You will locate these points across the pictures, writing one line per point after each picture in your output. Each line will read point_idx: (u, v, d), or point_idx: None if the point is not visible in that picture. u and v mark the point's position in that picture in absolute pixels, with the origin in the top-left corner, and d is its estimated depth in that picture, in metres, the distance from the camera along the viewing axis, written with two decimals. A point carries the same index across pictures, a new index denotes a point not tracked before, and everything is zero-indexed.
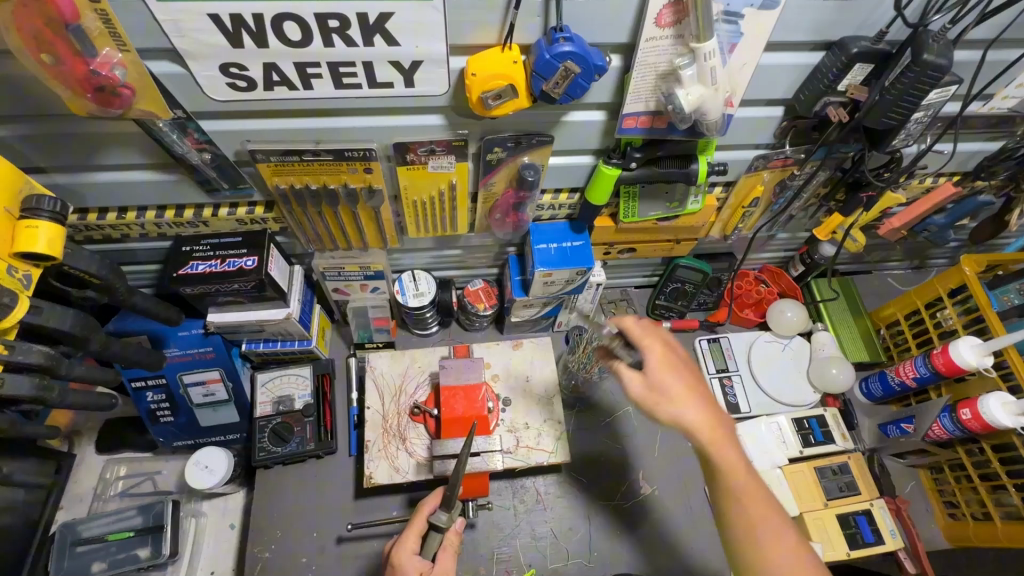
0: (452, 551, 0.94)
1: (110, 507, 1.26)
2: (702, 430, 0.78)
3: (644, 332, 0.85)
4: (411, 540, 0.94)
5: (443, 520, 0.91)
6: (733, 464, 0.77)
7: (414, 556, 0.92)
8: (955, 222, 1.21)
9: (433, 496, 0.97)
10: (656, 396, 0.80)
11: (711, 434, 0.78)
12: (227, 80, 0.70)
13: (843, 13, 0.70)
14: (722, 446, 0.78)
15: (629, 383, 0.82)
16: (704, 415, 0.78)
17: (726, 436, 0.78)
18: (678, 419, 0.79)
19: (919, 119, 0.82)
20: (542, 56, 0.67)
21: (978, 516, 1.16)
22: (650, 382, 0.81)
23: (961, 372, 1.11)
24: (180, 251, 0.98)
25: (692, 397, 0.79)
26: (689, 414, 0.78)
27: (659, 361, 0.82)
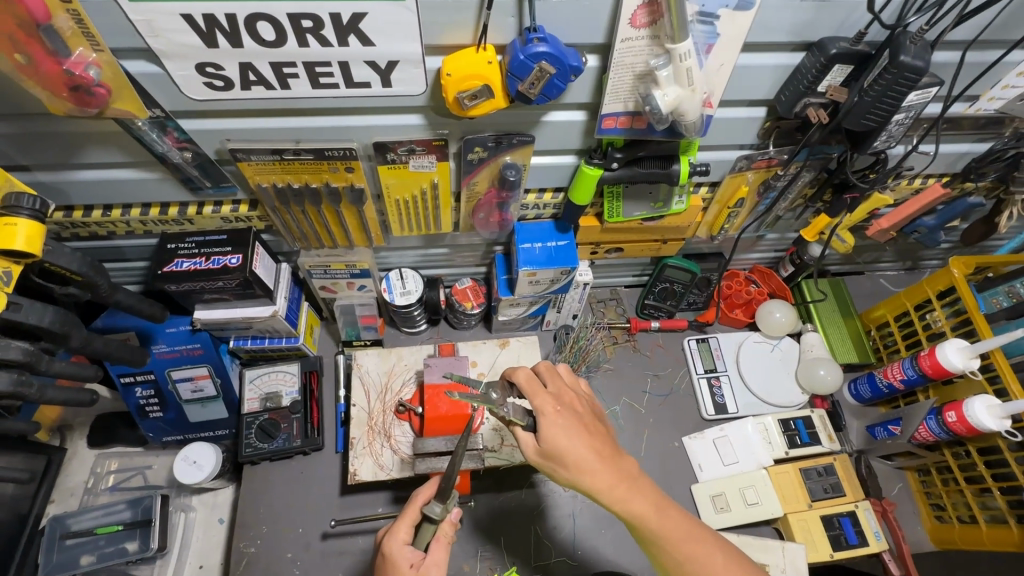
0: (446, 545, 0.87)
1: (101, 501, 1.28)
2: (606, 489, 0.77)
3: (535, 389, 0.82)
4: (403, 530, 0.87)
5: (437, 512, 0.84)
6: (643, 514, 0.78)
7: (405, 548, 0.86)
8: (946, 224, 1.20)
9: (430, 485, 0.90)
10: (556, 457, 0.78)
11: (612, 492, 0.78)
12: (204, 80, 0.70)
13: (821, 14, 0.70)
14: (627, 498, 0.78)
15: (528, 446, 0.81)
16: (600, 476, 0.77)
17: (630, 489, 0.78)
18: (578, 482, 0.78)
19: (901, 121, 0.81)
20: (517, 57, 0.67)
21: (965, 519, 1.16)
22: (544, 449, 0.79)
23: (948, 374, 1.11)
24: (165, 248, 0.98)
25: (586, 458, 0.78)
26: (586, 478, 0.77)
27: (555, 419, 0.79)
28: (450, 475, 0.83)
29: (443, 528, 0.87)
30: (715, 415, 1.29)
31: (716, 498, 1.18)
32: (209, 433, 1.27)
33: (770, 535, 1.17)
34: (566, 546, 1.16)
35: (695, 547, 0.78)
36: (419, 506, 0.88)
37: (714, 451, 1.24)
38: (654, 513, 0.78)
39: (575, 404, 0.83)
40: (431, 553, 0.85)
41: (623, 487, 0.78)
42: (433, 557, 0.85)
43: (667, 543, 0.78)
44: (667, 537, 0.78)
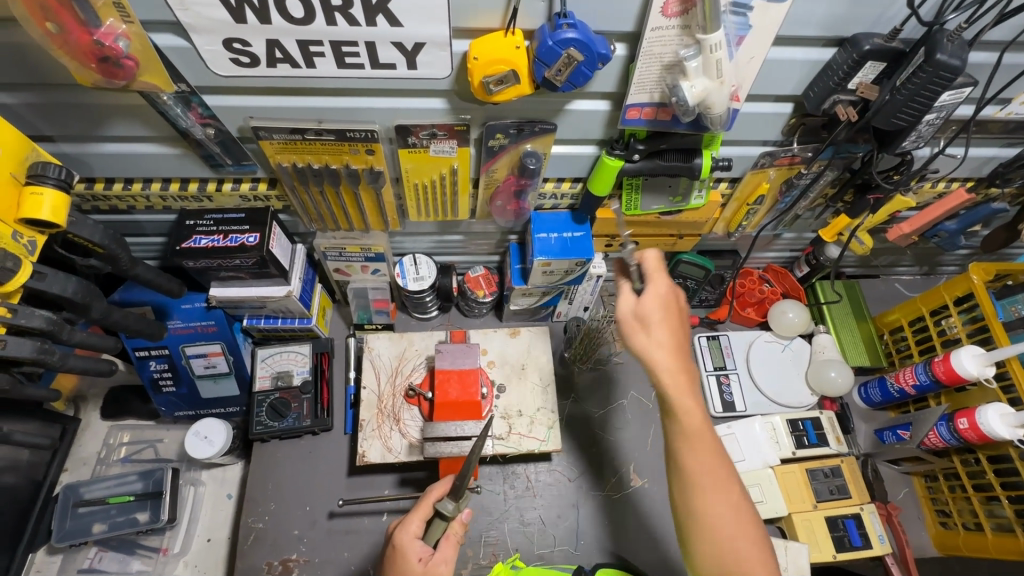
0: (454, 544, 0.87)
1: (113, 471, 1.30)
2: (668, 375, 0.78)
3: (655, 271, 0.86)
4: (415, 523, 0.87)
5: (449, 509, 0.85)
6: (690, 428, 0.77)
7: (416, 540, 0.86)
8: (967, 229, 1.17)
9: (444, 482, 0.91)
10: (642, 325, 0.82)
11: (675, 386, 0.78)
12: (230, 56, 0.70)
13: (855, 9, 0.68)
14: (682, 391, 0.78)
15: (621, 301, 0.85)
16: (671, 365, 0.79)
17: (685, 384, 0.78)
18: (648, 355, 0.81)
19: (931, 121, 0.80)
20: (545, 42, 0.66)
21: (970, 526, 1.15)
22: (637, 314, 0.83)
23: (962, 381, 1.10)
24: (184, 224, 0.99)
25: (670, 345, 0.80)
26: (659, 353, 0.80)
27: (657, 300, 0.84)
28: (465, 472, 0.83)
29: (453, 526, 0.87)
30: (724, 413, 1.29)
31: None
32: (220, 410, 1.28)
33: (773, 533, 1.18)
34: (569, 535, 1.17)
35: (720, 478, 0.75)
36: (433, 501, 0.89)
37: None
38: (700, 430, 0.77)
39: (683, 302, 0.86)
40: (440, 549, 0.86)
41: (682, 395, 0.77)
42: (440, 553, 0.85)
43: (698, 450, 0.76)
44: (699, 446, 0.76)
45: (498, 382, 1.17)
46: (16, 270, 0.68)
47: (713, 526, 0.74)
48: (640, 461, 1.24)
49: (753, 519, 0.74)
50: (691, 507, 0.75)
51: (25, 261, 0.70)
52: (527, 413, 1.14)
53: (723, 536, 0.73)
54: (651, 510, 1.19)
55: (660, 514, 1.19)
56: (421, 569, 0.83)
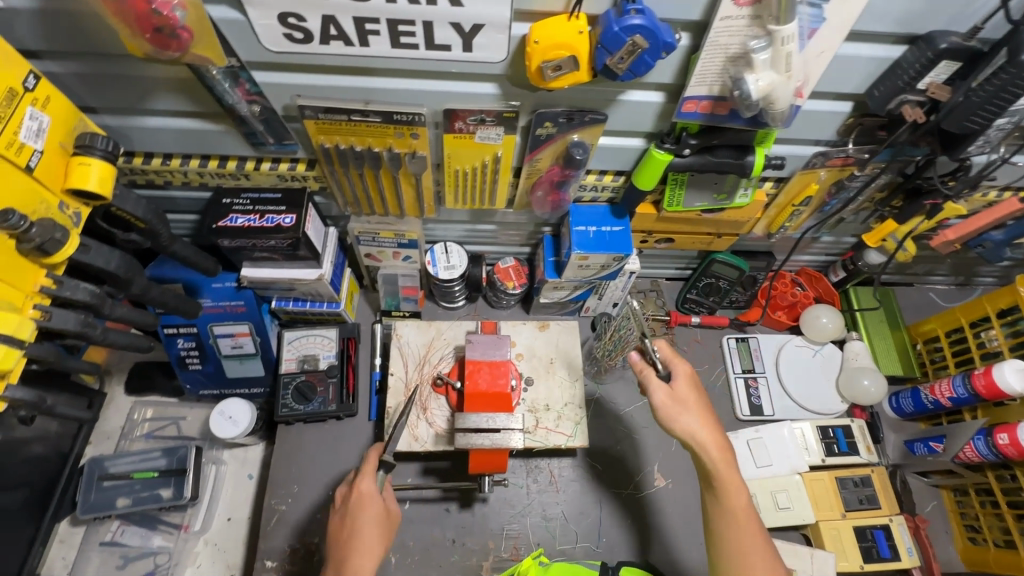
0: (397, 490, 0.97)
1: (136, 447, 1.30)
2: (714, 455, 0.83)
3: (674, 356, 0.90)
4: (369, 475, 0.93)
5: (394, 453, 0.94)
6: (735, 506, 0.82)
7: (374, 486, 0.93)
8: (1015, 240, 1.14)
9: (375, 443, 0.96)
10: (679, 407, 0.86)
11: (722, 464, 0.83)
12: (284, 30, 0.68)
13: (936, 5, 0.65)
14: (729, 469, 0.83)
15: (653, 389, 0.88)
16: (716, 443, 0.84)
17: (731, 463, 0.83)
18: (691, 439, 0.85)
19: (1001, 126, 0.76)
20: (610, 28, 0.64)
21: (1000, 543, 1.13)
22: (674, 399, 0.86)
23: (1003, 396, 1.07)
24: (220, 202, 0.98)
25: (709, 425, 0.85)
26: (701, 438, 0.84)
27: (689, 383, 0.88)
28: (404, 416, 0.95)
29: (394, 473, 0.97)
30: (751, 416, 1.27)
31: None
32: (245, 390, 1.28)
33: (797, 540, 1.16)
34: (591, 533, 1.16)
35: (762, 552, 0.80)
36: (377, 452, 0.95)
37: (746, 452, 1.20)
38: (745, 506, 0.82)
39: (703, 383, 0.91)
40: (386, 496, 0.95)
41: (730, 472, 0.83)
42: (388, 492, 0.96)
43: (743, 526, 0.82)
44: (738, 521, 0.82)
45: (526, 375, 1.15)
46: (64, 242, 0.67)
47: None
48: (664, 462, 1.23)
49: None
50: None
51: (71, 233, 0.69)
52: (555, 408, 1.13)
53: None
54: (675, 511, 1.18)
55: (683, 515, 1.18)
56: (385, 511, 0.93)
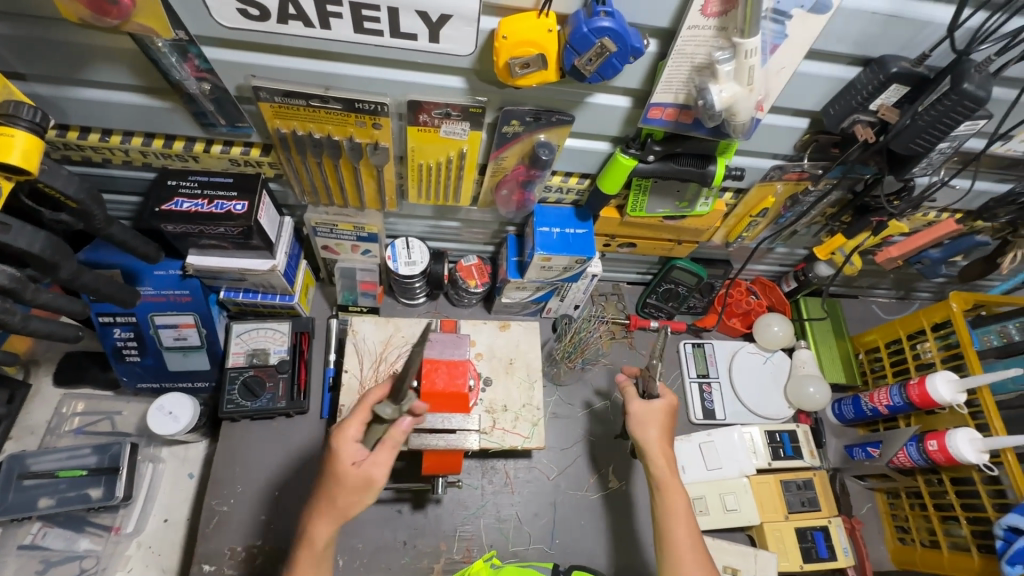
0: (391, 450, 0.84)
1: (63, 443, 1.21)
2: (661, 462, 0.95)
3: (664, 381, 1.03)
4: (352, 428, 0.86)
5: (388, 413, 0.83)
6: (674, 508, 0.91)
7: (353, 443, 0.86)
8: (949, 258, 1.21)
9: (378, 386, 0.88)
10: (645, 420, 0.99)
11: (669, 471, 0.95)
12: (238, 6, 0.64)
13: (889, 29, 0.68)
14: (667, 474, 0.94)
15: (630, 400, 1.03)
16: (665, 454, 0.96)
17: (671, 471, 0.94)
18: (646, 445, 0.97)
19: (943, 150, 0.81)
20: (579, 29, 0.63)
21: (926, 543, 1.20)
22: (645, 410, 1.00)
23: (934, 405, 1.13)
24: (164, 184, 0.92)
25: (666, 437, 0.98)
26: (655, 445, 0.97)
27: (666, 406, 1.00)
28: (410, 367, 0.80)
29: (395, 430, 0.83)
30: (703, 420, 1.31)
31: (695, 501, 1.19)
32: (187, 385, 1.21)
33: (743, 541, 1.20)
34: (545, 534, 1.16)
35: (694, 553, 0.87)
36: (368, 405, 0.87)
37: (698, 455, 1.23)
38: (683, 512, 0.91)
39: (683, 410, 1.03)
40: (375, 455, 0.84)
41: (672, 483, 0.93)
42: (375, 457, 0.83)
43: (682, 525, 0.90)
44: (675, 522, 0.90)
45: (485, 375, 1.14)
46: None
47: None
48: (620, 464, 1.23)
49: None
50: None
51: None
52: (513, 409, 1.12)
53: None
54: (627, 513, 1.19)
55: (635, 517, 1.19)
56: (354, 473, 0.83)
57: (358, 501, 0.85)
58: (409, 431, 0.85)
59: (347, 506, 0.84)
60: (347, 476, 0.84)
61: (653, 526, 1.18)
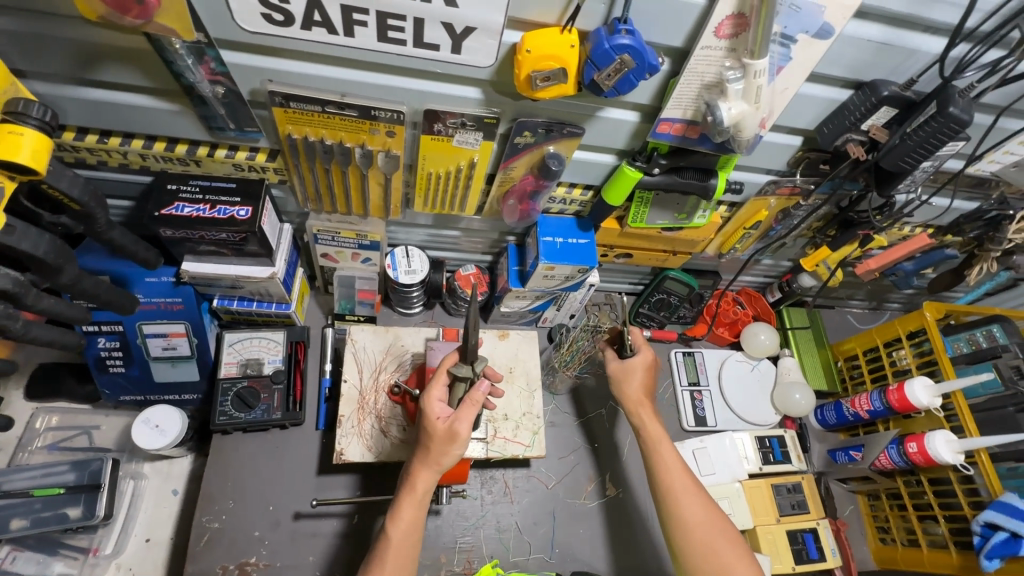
0: (475, 409, 0.86)
1: (36, 460, 1.15)
2: (640, 412, 1.05)
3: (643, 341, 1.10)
4: (434, 387, 0.88)
5: (464, 372, 0.87)
6: (652, 432, 1.02)
7: (435, 401, 0.88)
8: (921, 270, 1.29)
9: (451, 349, 0.92)
10: (624, 377, 1.08)
11: (647, 417, 1.05)
12: (263, 11, 0.64)
13: (881, 56, 0.73)
14: (642, 409, 1.05)
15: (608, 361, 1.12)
16: (644, 405, 1.06)
17: (645, 405, 1.06)
18: (626, 399, 1.07)
19: (925, 169, 0.87)
20: (601, 45, 0.66)
21: (906, 542, 1.25)
22: (621, 367, 1.09)
23: (913, 409, 1.20)
24: (164, 188, 0.90)
25: (642, 389, 1.07)
26: (633, 397, 1.07)
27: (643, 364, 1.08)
28: (469, 338, 0.83)
29: (474, 391, 0.87)
30: (696, 428, 1.34)
31: None
32: (174, 397, 1.16)
33: None
34: (545, 543, 1.16)
35: (685, 485, 0.96)
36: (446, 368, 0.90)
37: (692, 461, 1.27)
38: (668, 449, 1.00)
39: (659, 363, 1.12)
40: (459, 409, 0.86)
41: (654, 427, 1.03)
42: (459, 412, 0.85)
43: (671, 461, 0.99)
44: (662, 459, 0.99)
45: None
46: None
47: (690, 522, 0.93)
48: (616, 471, 1.25)
49: (714, 510, 0.93)
50: (675, 513, 0.94)
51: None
52: (514, 418, 1.12)
53: (696, 526, 0.92)
54: (624, 520, 1.20)
55: (632, 524, 1.20)
56: (442, 425, 0.84)
57: (448, 454, 0.85)
58: (488, 394, 0.89)
59: (439, 456, 0.86)
60: (435, 429, 0.85)
61: (650, 532, 1.20)
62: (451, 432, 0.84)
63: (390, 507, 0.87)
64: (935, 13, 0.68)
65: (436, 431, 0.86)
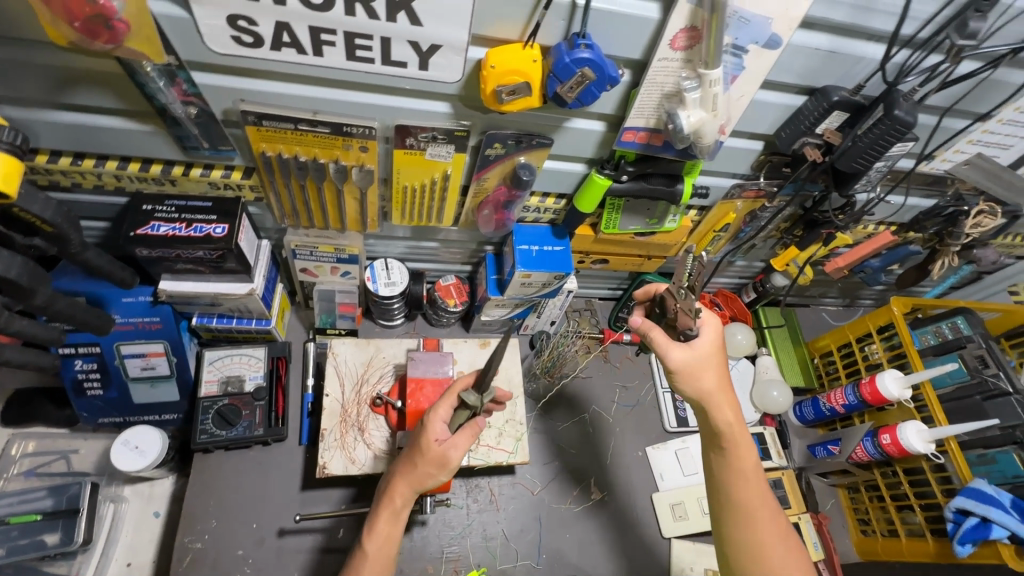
0: (472, 437, 0.85)
1: (12, 487, 1.13)
2: (725, 416, 0.86)
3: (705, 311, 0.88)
4: (440, 407, 0.87)
5: (471, 401, 0.84)
6: (744, 459, 0.86)
7: (439, 422, 0.86)
8: (888, 267, 1.33)
9: (469, 371, 0.89)
10: (694, 370, 0.85)
11: (729, 418, 0.86)
12: (232, 33, 0.66)
13: (828, 64, 0.77)
14: (725, 413, 0.86)
15: (670, 350, 0.85)
16: (729, 408, 0.86)
17: (729, 407, 0.86)
18: (701, 396, 0.86)
19: (879, 169, 0.91)
20: (562, 59, 0.69)
21: (886, 533, 1.28)
22: (693, 357, 0.85)
23: (885, 401, 1.23)
24: (139, 209, 0.91)
25: (720, 383, 0.86)
26: (712, 395, 0.85)
27: (711, 348, 0.86)
28: (488, 369, 0.80)
29: (475, 420, 0.86)
30: (677, 428, 1.34)
31: (675, 507, 1.23)
32: (154, 417, 1.15)
33: None
34: (532, 549, 1.16)
35: (762, 505, 0.85)
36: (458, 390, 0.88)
37: (675, 462, 1.29)
38: (751, 464, 0.86)
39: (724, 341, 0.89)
40: (457, 435, 0.84)
41: (740, 433, 0.86)
42: (455, 438, 0.84)
43: (752, 479, 0.86)
44: (747, 478, 0.85)
45: None
46: None
47: (772, 558, 0.82)
48: (601, 475, 1.26)
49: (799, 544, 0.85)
50: (744, 534, 0.84)
51: None
52: (497, 425, 1.13)
53: (779, 562, 0.82)
54: (611, 523, 1.21)
55: (617, 526, 1.21)
56: (435, 448, 0.83)
57: (432, 478, 0.85)
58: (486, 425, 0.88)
59: (422, 477, 0.85)
60: (428, 450, 0.84)
61: (635, 534, 1.21)
62: (442, 456, 0.84)
63: (367, 520, 0.88)
64: (874, 23, 0.72)
65: (428, 451, 0.84)
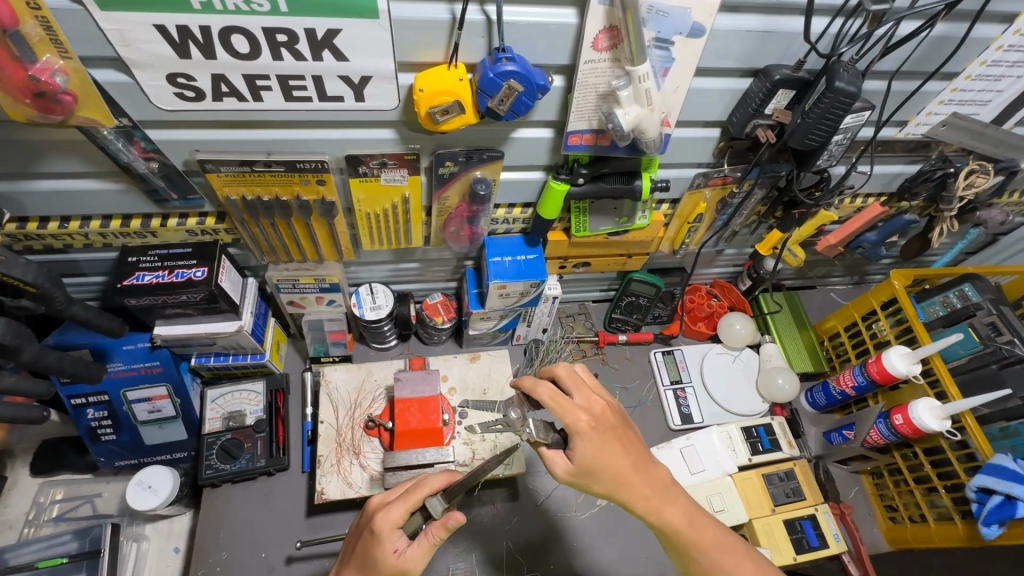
0: (429, 549, 0.78)
1: (44, 533, 1.21)
2: (640, 501, 0.80)
3: (565, 408, 0.78)
4: (396, 511, 0.78)
5: (437, 508, 0.77)
6: (687, 537, 0.82)
7: (395, 530, 0.78)
8: (886, 239, 1.25)
9: (443, 472, 0.83)
10: (591, 475, 0.78)
11: (645, 502, 0.80)
12: (175, 90, 0.70)
13: (765, 43, 0.76)
14: (633, 490, 0.80)
15: (555, 460, 0.80)
16: (640, 491, 0.80)
17: (634, 480, 0.79)
18: (612, 491, 0.79)
19: (839, 141, 0.89)
20: (486, 74, 0.70)
21: (915, 519, 1.21)
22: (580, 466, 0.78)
23: (895, 380, 1.17)
24: (126, 261, 0.96)
25: (623, 473, 0.79)
26: (620, 489, 0.79)
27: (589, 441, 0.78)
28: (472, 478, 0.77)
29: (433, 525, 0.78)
30: (682, 425, 1.32)
31: None
32: (167, 457, 1.21)
33: None
34: (539, 561, 1.14)
35: (726, 558, 0.82)
36: (417, 495, 0.79)
37: (681, 460, 1.25)
38: (699, 530, 0.82)
39: (605, 413, 0.80)
40: (417, 545, 0.77)
41: (660, 506, 0.81)
42: (416, 550, 0.76)
43: (702, 552, 0.82)
44: (696, 548, 0.82)
45: (459, 409, 1.15)
46: None
47: None
48: None
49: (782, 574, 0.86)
50: None
51: None
52: (491, 438, 1.12)
53: None
54: (618, 528, 1.19)
55: (624, 528, 1.19)
56: (394, 562, 0.76)
57: None
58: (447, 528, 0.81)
59: None
60: (385, 563, 0.77)
61: (641, 539, 1.18)
62: (399, 570, 0.77)
63: None
64: None
65: (385, 564, 0.77)
